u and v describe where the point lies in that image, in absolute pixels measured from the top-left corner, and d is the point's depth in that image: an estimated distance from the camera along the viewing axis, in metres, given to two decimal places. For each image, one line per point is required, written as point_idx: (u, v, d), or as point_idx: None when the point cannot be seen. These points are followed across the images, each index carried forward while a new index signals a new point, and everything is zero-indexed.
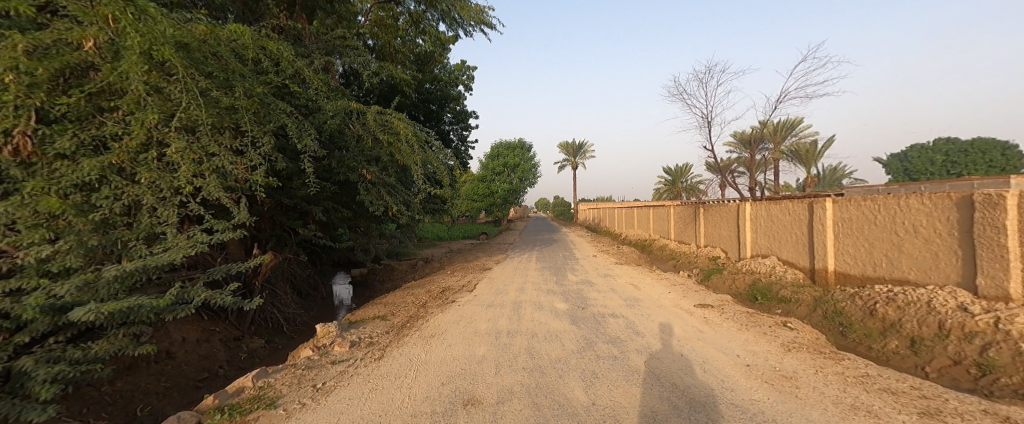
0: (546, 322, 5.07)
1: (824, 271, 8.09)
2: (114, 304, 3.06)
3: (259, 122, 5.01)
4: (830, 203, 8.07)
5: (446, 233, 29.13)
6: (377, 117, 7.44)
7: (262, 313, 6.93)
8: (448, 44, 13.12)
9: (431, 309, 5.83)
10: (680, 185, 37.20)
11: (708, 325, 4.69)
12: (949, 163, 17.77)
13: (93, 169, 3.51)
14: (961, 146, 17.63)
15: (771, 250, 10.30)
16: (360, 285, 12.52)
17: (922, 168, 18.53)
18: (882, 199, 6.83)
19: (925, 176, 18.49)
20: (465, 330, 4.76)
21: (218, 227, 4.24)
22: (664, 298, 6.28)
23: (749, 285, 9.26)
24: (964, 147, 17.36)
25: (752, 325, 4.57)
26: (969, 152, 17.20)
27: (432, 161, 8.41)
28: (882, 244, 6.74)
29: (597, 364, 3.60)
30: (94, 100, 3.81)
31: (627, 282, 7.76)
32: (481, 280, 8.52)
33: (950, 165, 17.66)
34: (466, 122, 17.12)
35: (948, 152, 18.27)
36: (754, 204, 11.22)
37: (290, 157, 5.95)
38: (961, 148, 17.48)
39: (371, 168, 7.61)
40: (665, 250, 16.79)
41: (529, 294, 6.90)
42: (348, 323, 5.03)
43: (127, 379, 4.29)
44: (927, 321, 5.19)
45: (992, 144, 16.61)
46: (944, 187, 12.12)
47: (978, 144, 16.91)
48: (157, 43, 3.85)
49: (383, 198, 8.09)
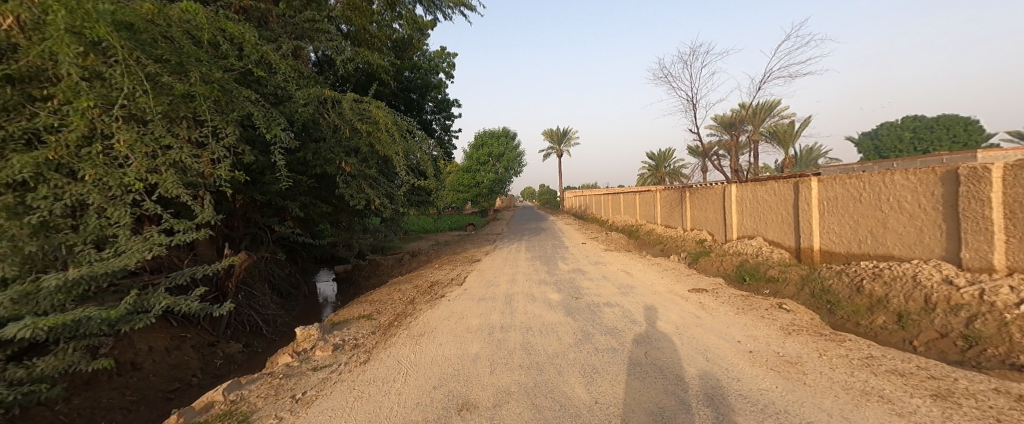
0: (540, 314, 4.90)
1: (810, 250, 8.17)
2: (54, 318, 2.69)
3: (221, 111, 4.58)
4: (815, 182, 8.11)
5: (432, 225, 28.76)
6: (353, 105, 7.02)
7: (239, 316, 6.56)
8: (426, 29, 12.64)
9: (420, 305, 5.59)
10: (664, 170, 37.65)
11: (705, 310, 4.60)
12: (917, 140, 18.32)
13: (25, 166, 3.08)
14: (927, 123, 18.24)
15: (757, 231, 10.40)
16: (345, 282, 12.15)
17: (892, 146, 19.11)
18: (867, 177, 6.87)
19: (894, 153, 19.04)
20: (456, 327, 4.54)
21: (178, 226, 3.84)
22: (657, 284, 6.19)
23: (737, 267, 9.32)
24: (931, 124, 17.98)
25: (749, 309, 4.49)
26: (935, 129, 17.85)
27: (414, 151, 8.05)
28: (867, 221, 6.80)
29: (597, 358, 3.45)
30: (23, 88, 3.41)
31: (619, 269, 7.67)
32: (470, 273, 8.30)
33: (918, 141, 18.21)
34: (449, 110, 16.69)
35: (916, 129, 18.85)
36: (740, 186, 11.29)
37: (259, 149, 5.54)
38: (928, 124, 18.05)
39: (349, 159, 7.22)
40: (652, 235, 16.92)
41: (521, 285, 6.73)
42: (330, 324, 4.74)
43: (85, 396, 3.91)
44: (914, 296, 5.24)
45: (955, 120, 17.24)
46: (917, 163, 12.44)
47: (943, 121, 17.53)
48: (90, 19, 3.39)
49: (364, 191, 7.71)
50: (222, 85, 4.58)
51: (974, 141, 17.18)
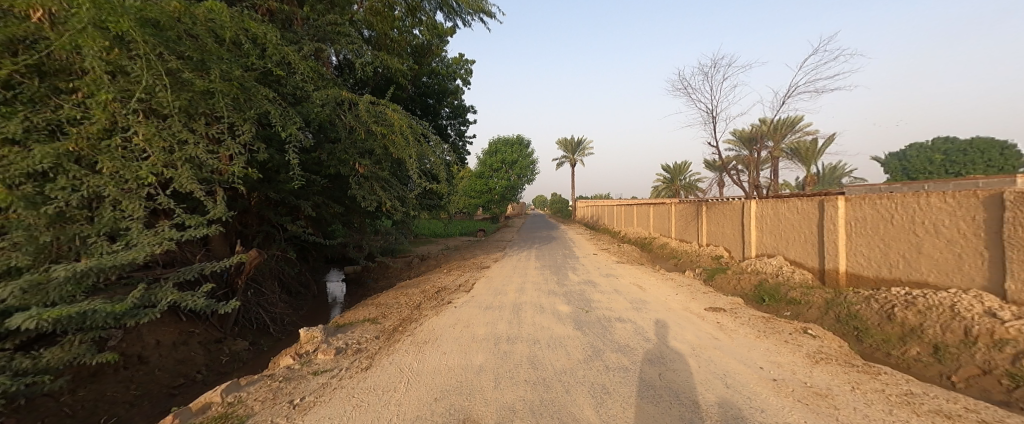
0: (548, 326, 4.73)
1: (835, 272, 7.81)
2: (58, 310, 2.65)
3: (239, 110, 4.60)
4: (842, 201, 7.76)
5: (443, 229, 28.80)
6: (369, 107, 7.05)
7: (247, 314, 6.56)
8: (445, 35, 12.74)
9: (425, 311, 5.48)
10: (680, 183, 37.08)
11: (723, 332, 4.36)
12: (948, 163, 17.49)
13: (47, 156, 3.10)
14: (960, 145, 17.43)
15: (778, 250, 10.01)
16: (354, 283, 12.16)
17: (921, 167, 18.34)
18: (900, 198, 6.53)
19: (923, 175, 18.12)
20: (461, 336, 4.41)
21: (189, 222, 3.82)
22: (671, 300, 5.95)
23: (755, 286, 8.96)
24: (963, 146, 17.14)
25: (771, 332, 4.23)
26: (968, 152, 16.92)
27: (428, 155, 8.03)
28: (899, 244, 6.44)
29: (608, 377, 3.26)
30: (50, 80, 3.46)
31: (631, 283, 7.43)
32: (478, 280, 8.16)
33: (949, 164, 17.37)
34: (464, 116, 16.75)
35: (947, 151, 18.08)
36: (760, 202, 10.93)
37: (274, 148, 5.56)
38: (961, 147, 17.28)
39: (363, 161, 7.22)
40: (666, 248, 16.52)
41: (529, 295, 6.56)
42: (335, 326, 4.66)
43: (89, 388, 3.90)
44: (951, 327, 4.91)
45: (990, 143, 16.37)
46: (950, 186, 11.87)
47: (977, 144, 16.68)
48: (114, 14, 3.41)
49: (376, 192, 7.69)
50: (242, 84, 4.59)
51: (1011, 165, 16.24)
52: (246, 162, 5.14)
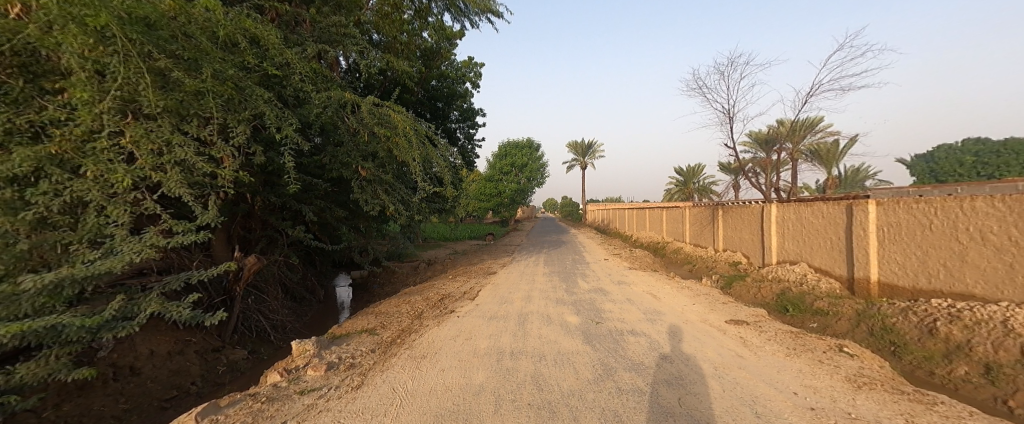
0: (556, 340, 4.40)
1: (866, 282, 7.30)
2: (23, 325, 2.43)
3: (233, 111, 4.41)
4: (873, 205, 7.27)
5: (451, 232, 28.68)
6: (373, 109, 6.88)
7: (246, 321, 6.38)
8: (454, 38, 12.61)
9: (426, 321, 5.21)
10: (693, 186, 36.29)
11: (747, 348, 3.97)
12: (980, 165, 16.43)
13: (26, 160, 2.90)
14: (993, 147, 16.33)
15: (801, 256, 9.49)
16: (360, 288, 12.03)
17: (950, 170, 17.41)
18: (940, 202, 6.04)
19: (953, 178, 17.38)
20: (462, 349, 4.12)
21: (177, 228, 3.61)
22: (688, 312, 5.57)
23: (777, 295, 8.47)
24: (997, 148, 16.02)
25: (802, 350, 3.81)
26: (1002, 154, 15.79)
27: (433, 158, 7.83)
28: (941, 252, 5.95)
29: (621, 402, 2.92)
30: (35, 80, 3.29)
31: (644, 291, 7.05)
32: (484, 287, 7.90)
33: (981, 166, 16.29)
34: (474, 119, 16.58)
35: (977, 153, 17.15)
36: (780, 207, 10.41)
37: (271, 150, 5.39)
38: (993, 148, 16.36)
39: (366, 164, 7.04)
40: (680, 253, 16.03)
41: (536, 304, 6.24)
42: (329, 338, 4.41)
43: (76, 402, 3.70)
44: (1005, 345, 4.45)
45: None
46: (984, 189, 11.16)
47: (1012, 145, 15.54)
48: (96, 8, 3.21)
49: (379, 196, 7.50)
50: (237, 84, 4.40)
51: None
52: (240, 164, 4.96)
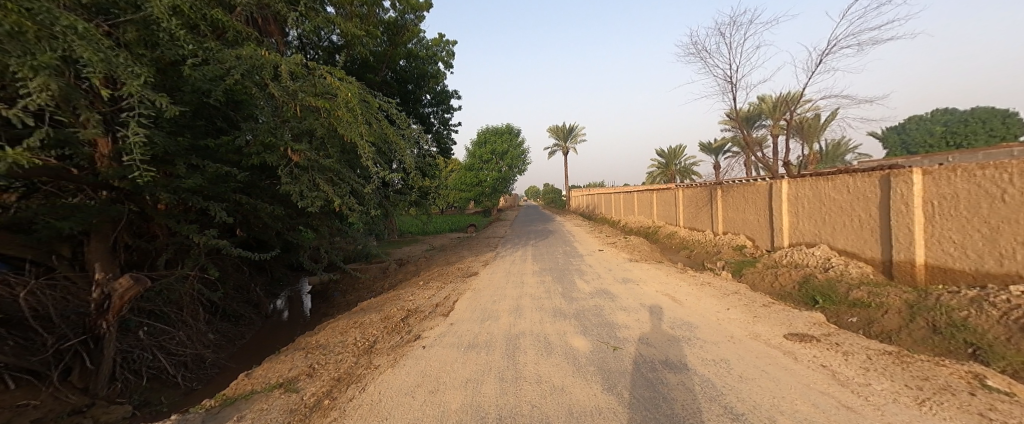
0: (563, 386, 2.97)
1: (909, 265, 6.25)
2: None
3: (22, 53, 2.61)
4: (919, 175, 6.18)
5: (430, 228, 26.99)
6: (302, 72, 5.19)
7: (132, 363, 4.66)
8: (421, 10, 10.90)
9: (378, 359, 3.72)
10: (674, 168, 35.73)
11: (850, 391, 2.64)
12: (949, 134, 16.01)
13: None
14: (961, 116, 16.14)
15: (820, 238, 8.45)
16: (321, 298, 10.36)
17: (920, 141, 16.90)
18: (1019, 167, 4.91)
19: (923, 149, 16.75)
20: (420, 418, 2.62)
21: None
22: (727, 323, 4.23)
23: (799, 283, 7.38)
24: (964, 117, 15.88)
25: (936, 392, 2.50)
26: (969, 122, 15.58)
27: (391, 139, 6.22)
28: (1018, 227, 4.86)
29: None
30: None
31: (660, 293, 5.74)
32: (462, 294, 6.45)
33: (950, 136, 15.88)
34: (448, 103, 14.91)
35: (946, 123, 16.84)
36: (793, 184, 9.35)
37: (104, 121, 3.68)
38: (962, 118, 16.02)
39: (298, 145, 5.39)
40: (675, 239, 15.05)
41: (528, 319, 4.82)
42: (210, 408, 2.83)
43: None
44: None
45: (992, 112, 15.28)
46: (976, 157, 10.57)
47: (978, 113, 15.46)
48: None
49: (320, 187, 5.79)
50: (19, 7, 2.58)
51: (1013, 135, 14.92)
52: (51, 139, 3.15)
